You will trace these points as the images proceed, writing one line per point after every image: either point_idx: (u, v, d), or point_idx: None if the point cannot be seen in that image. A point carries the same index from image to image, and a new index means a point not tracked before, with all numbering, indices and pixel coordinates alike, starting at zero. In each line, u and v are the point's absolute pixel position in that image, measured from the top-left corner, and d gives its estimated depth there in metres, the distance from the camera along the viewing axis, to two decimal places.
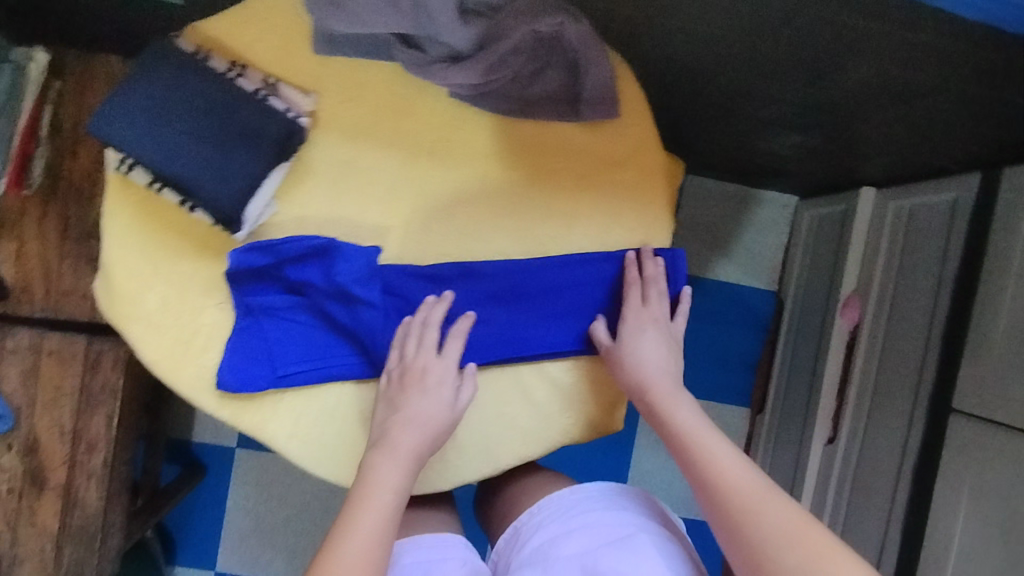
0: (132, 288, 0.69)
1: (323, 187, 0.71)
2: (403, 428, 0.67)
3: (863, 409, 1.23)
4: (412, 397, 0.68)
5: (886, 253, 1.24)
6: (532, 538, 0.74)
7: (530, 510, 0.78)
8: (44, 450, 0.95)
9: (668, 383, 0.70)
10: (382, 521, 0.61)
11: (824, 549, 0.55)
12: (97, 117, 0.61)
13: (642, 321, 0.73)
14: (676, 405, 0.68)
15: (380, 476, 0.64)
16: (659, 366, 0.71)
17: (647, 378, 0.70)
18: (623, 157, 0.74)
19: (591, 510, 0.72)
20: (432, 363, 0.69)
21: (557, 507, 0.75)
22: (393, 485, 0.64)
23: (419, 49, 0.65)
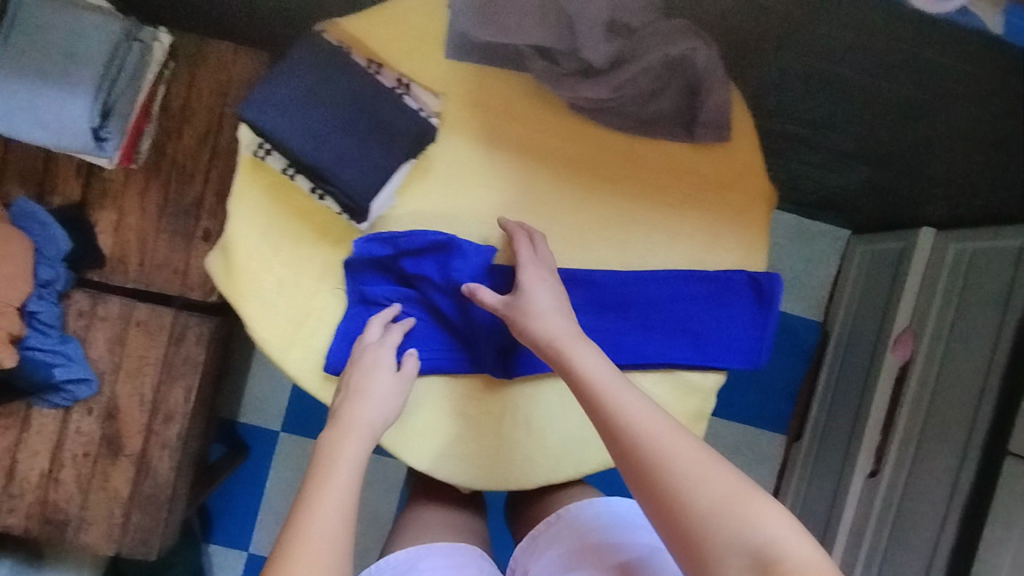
0: (250, 268, 0.72)
1: (443, 186, 0.73)
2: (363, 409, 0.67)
3: (910, 445, 1.24)
4: (362, 381, 0.68)
5: (943, 292, 1.25)
6: (549, 550, 0.74)
7: (549, 519, 0.78)
8: (123, 418, 0.98)
9: (570, 330, 0.66)
10: (344, 499, 0.60)
11: (731, 497, 0.54)
12: (249, 104, 0.64)
13: (540, 270, 0.69)
14: (580, 353, 0.64)
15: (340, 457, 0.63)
16: (558, 314, 0.67)
17: (552, 329, 0.66)
18: (728, 180, 0.76)
19: (611, 522, 0.73)
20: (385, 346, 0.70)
21: (573, 517, 0.76)
22: (353, 464, 0.63)
23: (552, 61, 0.68)
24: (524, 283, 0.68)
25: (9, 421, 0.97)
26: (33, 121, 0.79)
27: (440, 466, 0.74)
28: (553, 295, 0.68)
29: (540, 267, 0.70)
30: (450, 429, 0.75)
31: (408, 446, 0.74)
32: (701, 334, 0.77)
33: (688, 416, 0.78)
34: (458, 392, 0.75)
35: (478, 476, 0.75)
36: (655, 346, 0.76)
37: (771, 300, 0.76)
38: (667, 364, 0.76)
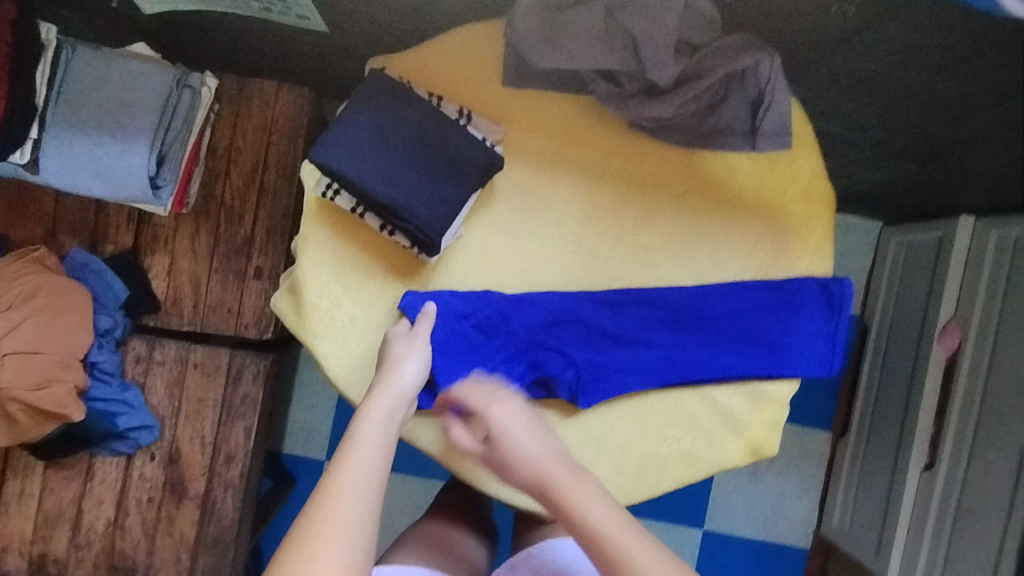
0: (321, 306, 0.72)
1: (508, 213, 0.74)
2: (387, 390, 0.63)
3: (966, 436, 1.22)
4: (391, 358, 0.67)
5: (988, 279, 1.23)
6: None
7: (533, 549, 0.78)
8: (185, 461, 0.98)
9: (566, 472, 0.58)
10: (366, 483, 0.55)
11: None
12: (320, 146, 0.65)
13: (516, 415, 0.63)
14: (580, 494, 0.56)
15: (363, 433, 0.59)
16: (541, 449, 0.60)
17: (543, 466, 0.59)
18: (791, 187, 0.76)
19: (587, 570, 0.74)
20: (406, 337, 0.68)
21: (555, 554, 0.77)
22: (377, 444, 0.58)
23: (615, 83, 0.69)
24: (494, 428, 0.62)
25: (74, 472, 0.97)
26: (90, 171, 0.83)
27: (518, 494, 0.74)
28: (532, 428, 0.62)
29: (513, 403, 0.64)
30: None
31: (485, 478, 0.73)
32: (772, 344, 0.76)
33: (764, 428, 0.77)
34: None
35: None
36: (728, 359, 0.76)
37: (838, 305, 0.77)
38: (740, 377, 0.76)
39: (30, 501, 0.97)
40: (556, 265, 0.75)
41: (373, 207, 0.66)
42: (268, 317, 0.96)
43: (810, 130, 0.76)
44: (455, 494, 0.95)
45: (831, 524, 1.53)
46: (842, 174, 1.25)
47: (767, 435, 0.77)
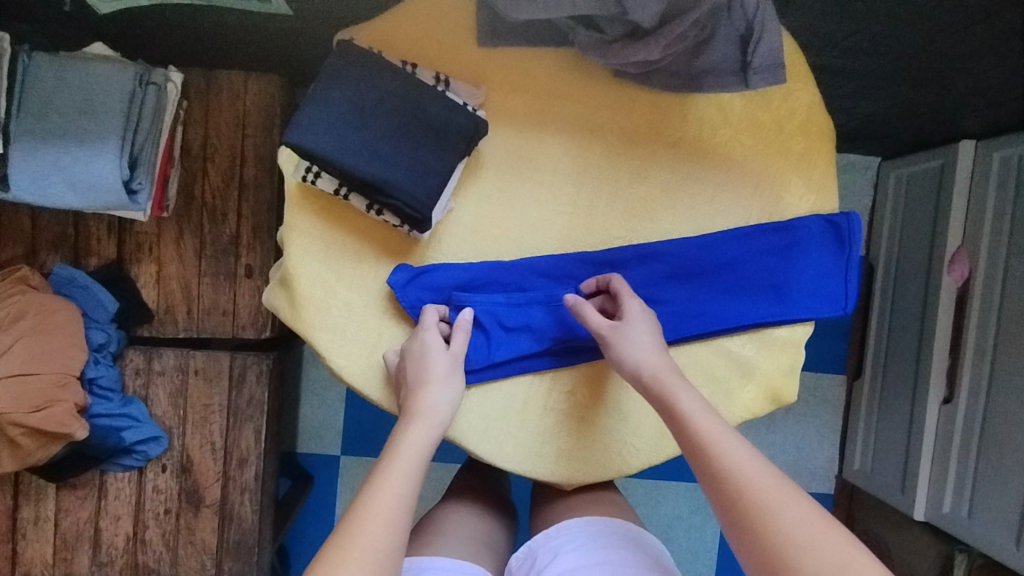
0: (314, 296, 0.69)
1: (497, 180, 0.71)
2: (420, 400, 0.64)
3: (983, 365, 1.20)
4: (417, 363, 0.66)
5: (994, 203, 1.21)
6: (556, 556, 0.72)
7: (549, 534, 0.76)
8: (197, 469, 0.96)
9: (669, 377, 0.64)
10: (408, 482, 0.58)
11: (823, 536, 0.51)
12: (292, 128, 0.61)
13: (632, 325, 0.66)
14: (683, 400, 0.62)
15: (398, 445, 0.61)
16: (647, 357, 0.65)
17: (648, 372, 0.64)
18: (788, 123, 0.73)
19: (611, 544, 0.72)
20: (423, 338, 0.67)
21: (573, 533, 0.74)
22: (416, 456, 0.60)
23: (597, 30, 0.65)
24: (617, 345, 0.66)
25: (86, 491, 0.95)
26: (62, 183, 0.80)
27: (540, 468, 0.72)
28: (652, 346, 0.66)
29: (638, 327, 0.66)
30: (540, 429, 0.72)
31: (503, 455, 0.72)
32: (782, 288, 0.74)
33: (781, 374, 0.75)
34: (543, 392, 0.72)
35: (576, 470, 0.73)
36: (739, 309, 0.73)
37: (847, 241, 0.74)
38: (754, 324, 0.74)
39: (45, 526, 0.95)
40: (553, 229, 0.72)
41: (355, 186, 0.63)
42: (264, 315, 0.94)
43: (804, 61, 0.73)
44: (473, 474, 0.93)
45: (853, 467, 1.53)
46: (836, 111, 1.21)
47: (785, 382, 0.75)
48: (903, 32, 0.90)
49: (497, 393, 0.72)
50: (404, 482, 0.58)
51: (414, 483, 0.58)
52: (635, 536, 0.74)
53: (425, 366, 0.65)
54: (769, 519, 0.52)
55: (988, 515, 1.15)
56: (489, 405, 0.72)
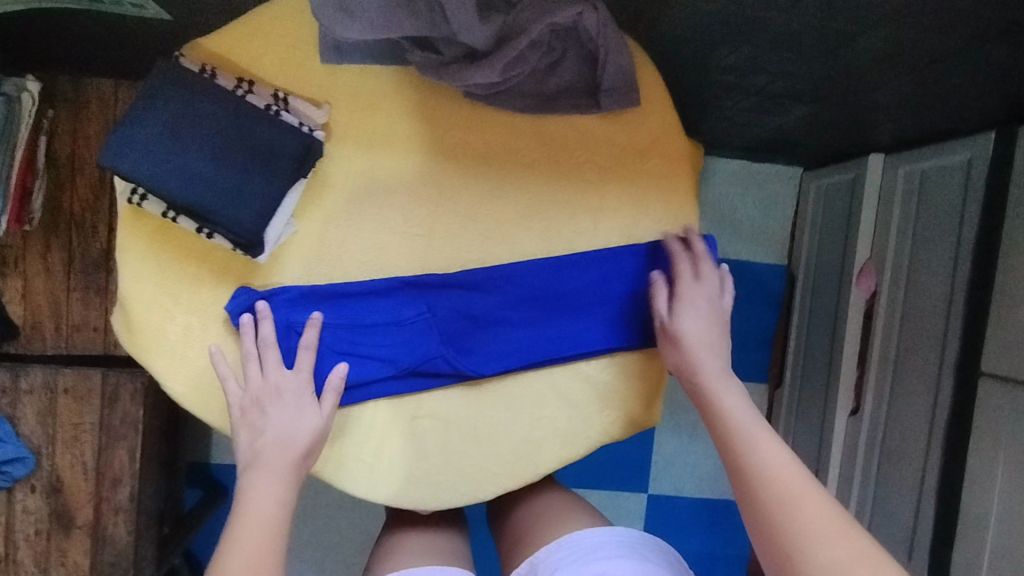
0: (150, 322, 0.67)
1: (343, 202, 0.69)
2: (281, 450, 0.63)
3: (885, 378, 1.21)
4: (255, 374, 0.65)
5: (899, 218, 1.21)
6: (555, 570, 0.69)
7: (550, 548, 0.72)
8: (68, 489, 0.93)
9: (717, 364, 0.67)
10: (263, 531, 0.57)
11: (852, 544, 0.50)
12: (106, 149, 0.59)
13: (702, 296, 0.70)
14: (719, 390, 0.65)
15: (256, 501, 0.59)
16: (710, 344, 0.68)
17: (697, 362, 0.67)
18: (646, 146, 0.72)
19: (611, 554, 0.67)
20: (298, 381, 0.66)
21: (574, 547, 0.70)
22: (267, 508, 0.59)
23: (433, 51, 0.64)
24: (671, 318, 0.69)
25: None
26: None
27: (393, 495, 0.71)
28: (713, 325, 0.69)
29: (709, 295, 0.70)
30: (393, 455, 0.71)
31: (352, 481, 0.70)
32: (637, 311, 0.73)
33: (639, 398, 0.75)
34: (397, 418, 0.71)
35: (425, 495, 0.72)
36: (594, 331, 0.73)
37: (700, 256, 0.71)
38: (610, 348, 0.73)
39: None
40: (402, 252, 0.70)
41: (179, 209, 0.61)
42: None
43: (661, 84, 0.72)
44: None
45: None
46: (744, 125, 1.20)
47: (642, 405, 0.75)
48: (791, 54, 0.90)
49: (346, 418, 0.70)
50: (258, 525, 0.57)
51: (268, 526, 0.57)
52: (636, 546, 0.69)
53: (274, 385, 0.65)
54: (785, 508, 0.53)
55: (886, 527, 1.17)
56: (339, 431, 0.70)
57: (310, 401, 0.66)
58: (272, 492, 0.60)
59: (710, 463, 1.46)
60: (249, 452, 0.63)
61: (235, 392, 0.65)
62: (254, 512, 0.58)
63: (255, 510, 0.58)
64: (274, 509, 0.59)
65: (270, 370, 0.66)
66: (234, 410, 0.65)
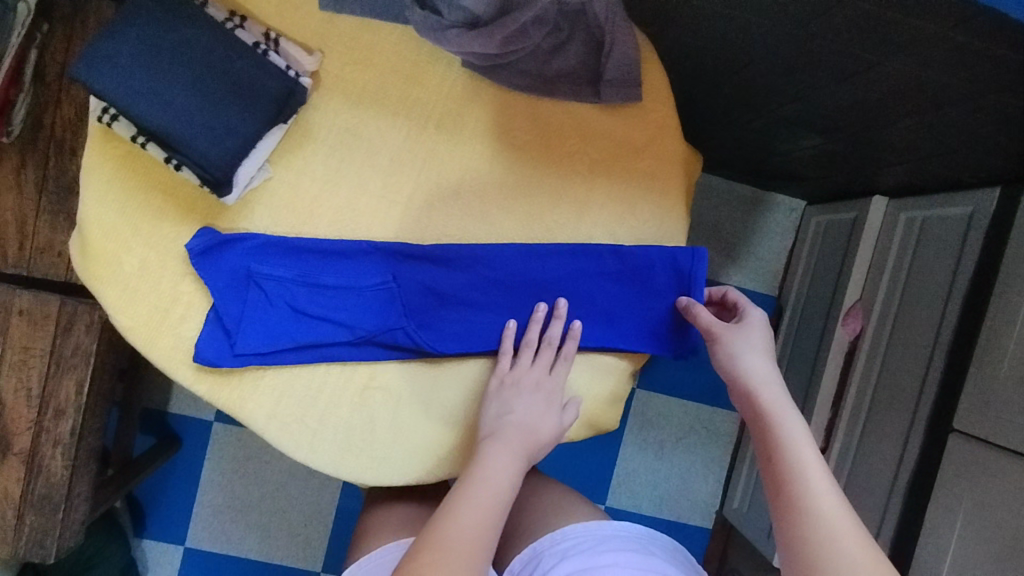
0: (106, 249, 0.65)
1: (322, 156, 0.67)
2: (524, 435, 0.64)
3: (858, 422, 1.19)
4: (517, 373, 0.67)
5: (894, 263, 1.19)
6: (554, 560, 0.69)
7: (554, 537, 0.73)
8: (10, 414, 0.90)
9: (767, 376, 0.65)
10: (494, 502, 0.58)
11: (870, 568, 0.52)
12: (81, 62, 0.57)
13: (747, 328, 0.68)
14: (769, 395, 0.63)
15: (493, 469, 0.60)
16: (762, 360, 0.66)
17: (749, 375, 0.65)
18: (642, 145, 0.70)
19: (620, 542, 0.69)
20: (556, 381, 0.68)
21: (578, 537, 0.71)
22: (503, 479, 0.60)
23: (436, 13, 0.61)
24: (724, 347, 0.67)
25: None
26: None
27: (333, 465, 0.68)
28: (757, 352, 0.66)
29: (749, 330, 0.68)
30: (339, 424, 0.68)
31: (293, 444, 0.68)
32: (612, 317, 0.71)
33: (603, 402, 0.73)
34: (348, 385, 0.68)
35: (365, 469, 0.69)
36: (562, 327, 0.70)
37: (693, 291, 0.71)
38: (577, 347, 0.71)
39: None
40: (376, 216, 0.68)
41: (150, 135, 0.59)
42: None
43: (666, 83, 0.70)
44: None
45: None
46: (752, 146, 1.18)
47: (603, 408, 0.73)
48: (806, 77, 0.88)
49: (296, 378, 0.68)
50: (494, 489, 0.59)
51: (504, 490, 0.59)
52: (639, 537, 0.71)
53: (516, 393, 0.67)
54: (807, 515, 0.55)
55: None
56: (286, 390, 0.68)
57: (557, 406, 0.67)
58: (507, 464, 0.61)
59: (670, 484, 1.44)
60: (493, 424, 0.65)
61: (500, 381, 0.68)
62: (491, 482, 0.59)
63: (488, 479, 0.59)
64: (508, 483, 0.60)
65: (529, 358, 0.68)
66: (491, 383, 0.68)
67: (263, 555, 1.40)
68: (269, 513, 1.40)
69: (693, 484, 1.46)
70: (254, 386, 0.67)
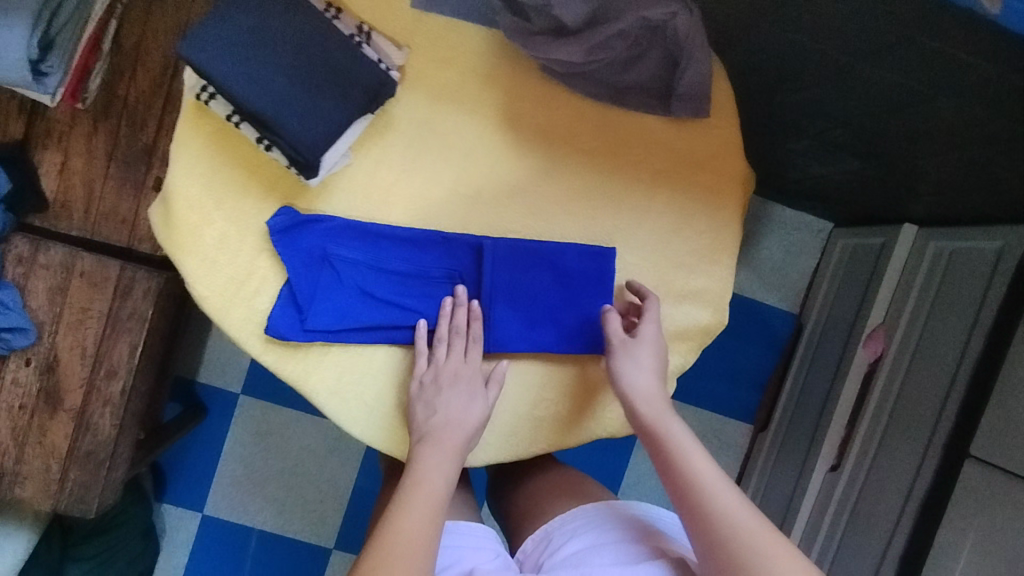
0: (189, 220, 0.67)
1: (401, 145, 0.69)
2: (451, 432, 0.67)
3: (873, 441, 1.22)
4: (447, 397, 0.68)
5: (920, 289, 1.22)
6: (565, 543, 0.72)
7: (564, 517, 0.76)
8: (63, 370, 0.93)
9: (656, 402, 0.68)
10: (431, 510, 0.62)
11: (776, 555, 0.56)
12: (186, 40, 0.60)
13: (644, 345, 0.70)
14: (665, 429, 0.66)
15: (427, 475, 0.64)
16: (654, 388, 0.69)
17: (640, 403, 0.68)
18: (704, 159, 0.73)
19: (627, 527, 0.71)
20: (469, 369, 0.70)
21: (587, 518, 0.74)
22: (438, 487, 0.64)
23: (523, 18, 0.64)
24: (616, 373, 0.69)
25: None
26: None
27: (387, 441, 0.72)
28: (650, 370, 0.69)
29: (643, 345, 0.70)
30: (395, 403, 0.72)
31: (351, 419, 0.71)
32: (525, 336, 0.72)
33: None
34: (405, 368, 0.72)
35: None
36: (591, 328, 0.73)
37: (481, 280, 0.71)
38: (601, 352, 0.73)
39: None
40: (448, 208, 0.71)
41: (246, 116, 0.62)
42: None
43: (732, 100, 0.72)
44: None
45: None
46: (789, 167, 1.21)
47: None
48: (858, 99, 0.90)
49: (358, 357, 0.71)
50: (429, 497, 0.63)
51: (438, 499, 0.63)
52: (653, 519, 0.73)
53: (430, 408, 0.68)
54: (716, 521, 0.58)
55: None
56: (349, 367, 0.71)
57: (480, 389, 0.70)
58: (441, 470, 0.65)
59: None
60: (423, 430, 0.68)
61: (419, 375, 0.69)
62: (428, 486, 0.64)
63: (427, 486, 0.64)
64: (445, 486, 0.65)
65: (444, 351, 0.69)
66: (415, 384, 0.69)
67: (276, 526, 1.43)
68: (286, 487, 1.43)
69: None
70: (319, 361, 0.70)
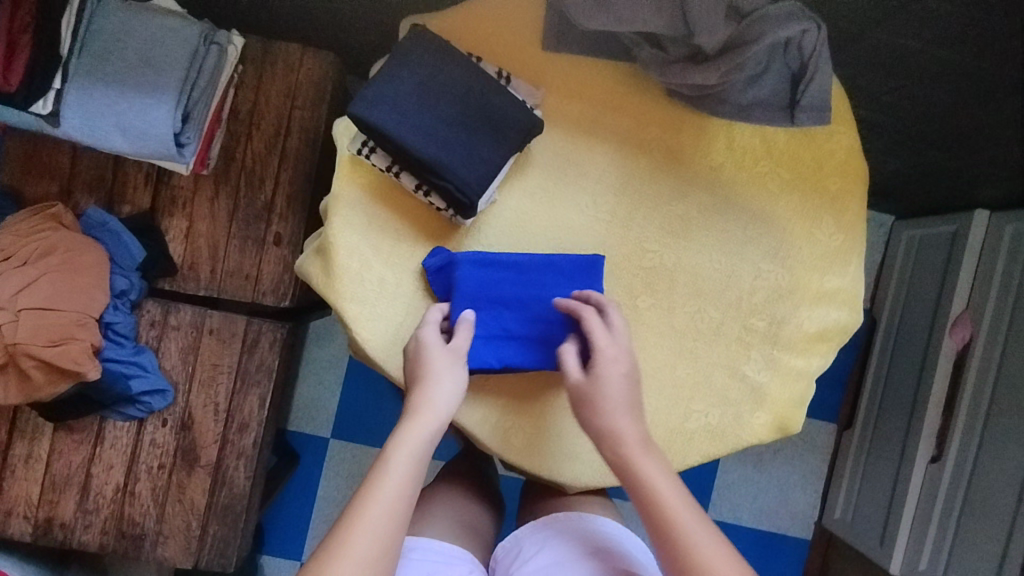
0: (350, 268, 0.70)
1: (543, 177, 0.73)
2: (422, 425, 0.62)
3: (977, 424, 1.10)
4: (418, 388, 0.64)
5: (1006, 259, 1.11)
6: (535, 554, 0.72)
7: (538, 524, 0.76)
8: (197, 428, 0.96)
9: (634, 422, 0.64)
10: (384, 529, 0.56)
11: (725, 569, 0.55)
12: (356, 101, 0.64)
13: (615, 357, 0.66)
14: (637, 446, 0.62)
15: (385, 490, 0.58)
16: (628, 402, 0.64)
17: (620, 434, 0.63)
18: (826, 162, 0.76)
19: (596, 539, 0.72)
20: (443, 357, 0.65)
21: (559, 528, 0.74)
22: (394, 498, 0.57)
23: (660, 48, 0.69)
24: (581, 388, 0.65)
25: (82, 436, 0.95)
26: (113, 126, 0.81)
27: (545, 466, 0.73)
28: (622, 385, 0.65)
29: (614, 357, 0.66)
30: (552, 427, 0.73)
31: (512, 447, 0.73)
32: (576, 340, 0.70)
33: (791, 405, 0.75)
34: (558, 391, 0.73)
35: (593, 478, 0.74)
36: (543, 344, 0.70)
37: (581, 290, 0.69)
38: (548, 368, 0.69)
39: (36, 465, 0.95)
40: (591, 233, 0.74)
41: (410, 165, 0.65)
42: (286, 284, 0.95)
43: (849, 106, 0.76)
44: (462, 459, 0.91)
45: (833, 515, 1.39)
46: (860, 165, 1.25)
47: (793, 405, 0.76)
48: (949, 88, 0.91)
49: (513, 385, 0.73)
50: (380, 511, 0.56)
51: (392, 512, 0.57)
52: (620, 538, 0.74)
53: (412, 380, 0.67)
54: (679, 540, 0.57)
55: None
56: (505, 397, 0.73)
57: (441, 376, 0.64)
58: (397, 481, 0.58)
59: (772, 494, 1.42)
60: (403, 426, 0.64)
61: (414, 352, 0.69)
62: (387, 504, 0.57)
63: (382, 498, 0.57)
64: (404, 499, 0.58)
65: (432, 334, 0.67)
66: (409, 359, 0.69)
67: None
68: None
69: (793, 496, 1.43)
70: (486, 403, 0.73)
